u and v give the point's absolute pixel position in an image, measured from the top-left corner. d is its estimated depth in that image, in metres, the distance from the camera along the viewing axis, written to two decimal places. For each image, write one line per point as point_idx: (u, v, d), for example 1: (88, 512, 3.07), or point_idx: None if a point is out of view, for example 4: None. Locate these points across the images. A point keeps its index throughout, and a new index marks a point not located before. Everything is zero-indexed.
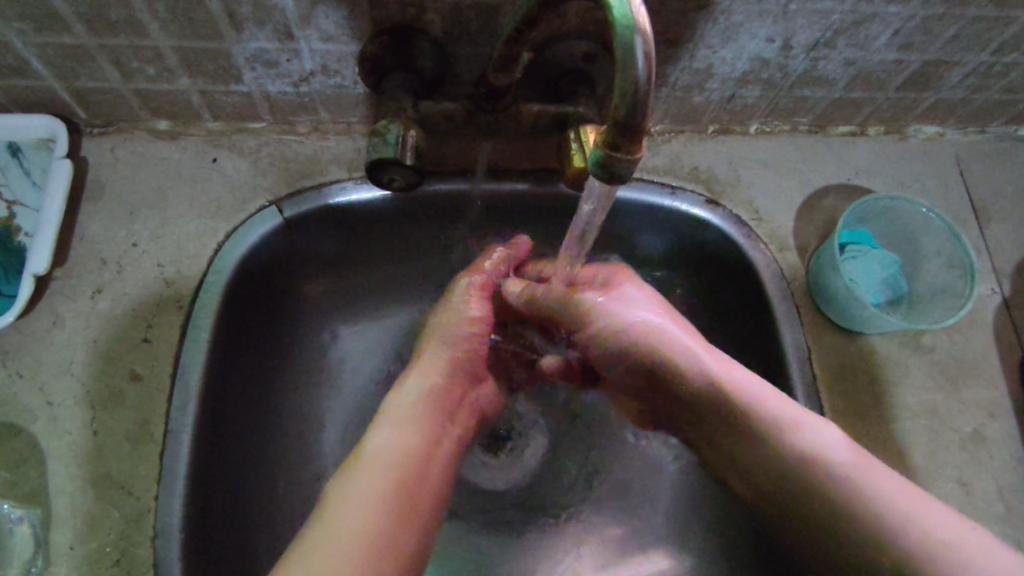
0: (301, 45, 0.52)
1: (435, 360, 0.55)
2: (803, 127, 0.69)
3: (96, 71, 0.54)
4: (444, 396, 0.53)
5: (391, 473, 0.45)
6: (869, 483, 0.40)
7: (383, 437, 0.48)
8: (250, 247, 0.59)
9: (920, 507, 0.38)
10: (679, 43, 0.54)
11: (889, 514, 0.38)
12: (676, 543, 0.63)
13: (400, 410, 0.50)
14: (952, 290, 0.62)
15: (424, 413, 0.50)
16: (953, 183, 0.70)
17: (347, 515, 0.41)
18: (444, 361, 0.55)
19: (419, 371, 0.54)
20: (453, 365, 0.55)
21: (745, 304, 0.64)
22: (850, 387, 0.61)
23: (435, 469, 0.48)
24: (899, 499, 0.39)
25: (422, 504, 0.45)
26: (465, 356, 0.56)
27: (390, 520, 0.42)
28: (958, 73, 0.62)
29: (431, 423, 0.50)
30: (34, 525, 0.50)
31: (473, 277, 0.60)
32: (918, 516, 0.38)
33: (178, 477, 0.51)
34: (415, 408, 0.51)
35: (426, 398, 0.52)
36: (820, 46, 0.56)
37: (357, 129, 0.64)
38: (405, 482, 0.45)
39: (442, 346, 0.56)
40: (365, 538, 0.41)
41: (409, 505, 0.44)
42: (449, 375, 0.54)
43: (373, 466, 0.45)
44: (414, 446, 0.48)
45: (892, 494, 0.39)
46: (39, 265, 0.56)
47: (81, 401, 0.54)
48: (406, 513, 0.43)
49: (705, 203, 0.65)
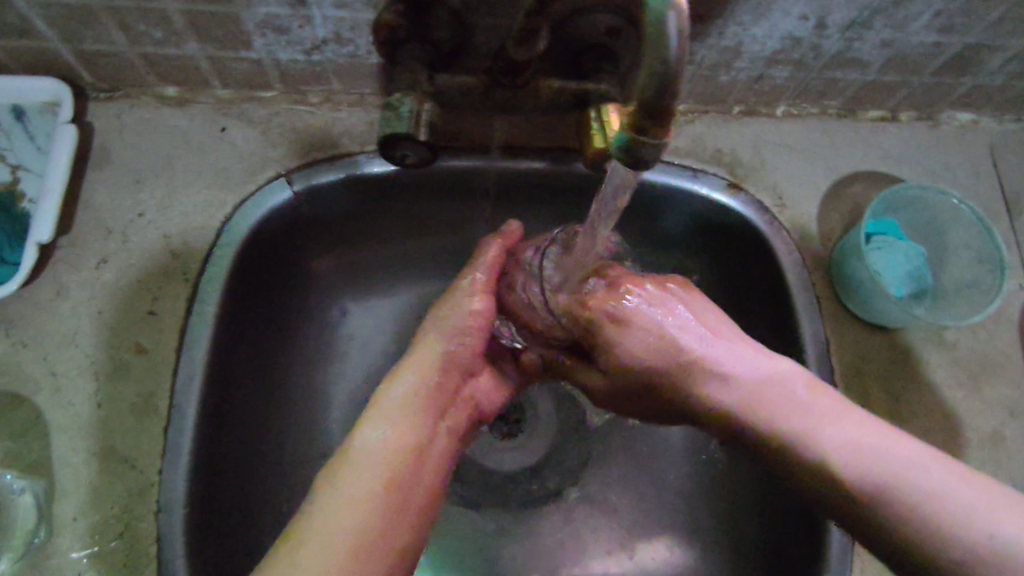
0: (314, 12, 0.50)
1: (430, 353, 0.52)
2: (831, 111, 0.67)
3: (102, 34, 0.53)
4: (436, 391, 0.51)
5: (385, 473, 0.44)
6: (902, 475, 0.38)
7: (376, 436, 0.46)
8: (259, 219, 0.58)
9: (955, 488, 0.38)
10: (708, 19, 0.52)
11: (935, 512, 0.37)
12: (684, 531, 0.63)
13: (390, 404, 0.48)
14: (979, 286, 0.60)
15: (417, 407, 0.49)
16: (987, 173, 0.67)
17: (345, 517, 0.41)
18: (437, 355, 0.52)
19: (415, 362, 0.51)
20: (448, 358, 0.52)
21: (764, 292, 0.62)
22: (869, 381, 0.59)
23: (428, 467, 0.47)
24: (932, 484, 0.38)
25: (413, 504, 0.44)
26: (462, 349, 0.53)
27: (387, 517, 0.42)
28: (1000, 58, 0.59)
29: (421, 416, 0.49)
30: (37, 495, 0.49)
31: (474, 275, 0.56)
32: (954, 501, 0.37)
33: (181, 452, 0.50)
34: (409, 403, 0.49)
35: (418, 393, 0.50)
36: (856, 26, 0.54)
37: (369, 101, 0.62)
38: (399, 478, 0.44)
39: (440, 334, 0.53)
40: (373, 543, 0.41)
41: (400, 506, 0.43)
42: (444, 368, 0.52)
43: (364, 466, 0.44)
44: (408, 446, 0.46)
45: (933, 482, 0.38)
46: (43, 233, 0.54)
47: (85, 372, 0.53)
48: (403, 512, 0.43)
49: (727, 187, 0.62)
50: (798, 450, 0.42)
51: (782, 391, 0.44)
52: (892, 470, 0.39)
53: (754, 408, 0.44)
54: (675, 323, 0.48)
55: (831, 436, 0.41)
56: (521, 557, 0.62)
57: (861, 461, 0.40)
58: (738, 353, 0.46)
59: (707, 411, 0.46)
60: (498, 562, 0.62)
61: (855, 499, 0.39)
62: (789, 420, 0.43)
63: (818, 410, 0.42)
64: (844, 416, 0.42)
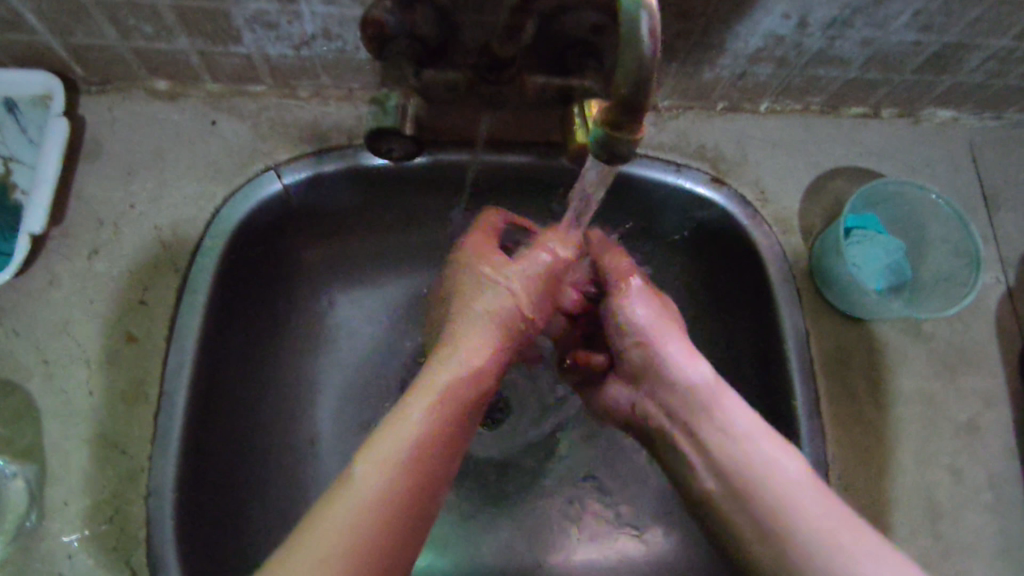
0: (302, 8, 0.51)
1: (472, 337, 0.51)
2: (814, 108, 0.68)
3: (93, 28, 0.53)
4: (478, 376, 0.50)
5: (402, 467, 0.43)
6: (800, 499, 0.41)
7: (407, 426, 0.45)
8: (249, 212, 0.59)
9: (853, 536, 0.39)
10: (692, 16, 0.53)
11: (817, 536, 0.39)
12: (666, 518, 0.64)
13: (423, 393, 0.47)
14: (955, 279, 0.62)
15: (450, 402, 0.47)
16: (966, 169, 0.69)
17: (348, 502, 0.40)
18: (486, 332, 0.52)
19: (465, 341, 0.51)
20: (494, 340, 0.52)
21: (745, 285, 0.63)
22: (847, 371, 0.60)
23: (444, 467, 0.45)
24: (828, 521, 0.40)
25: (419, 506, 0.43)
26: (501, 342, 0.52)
27: (388, 524, 0.41)
28: (978, 57, 0.60)
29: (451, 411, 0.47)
30: (28, 479, 0.50)
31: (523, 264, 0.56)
32: (842, 541, 0.39)
33: (171, 439, 0.51)
34: (443, 394, 0.47)
35: (460, 377, 0.49)
36: (837, 25, 0.55)
37: (358, 96, 0.63)
38: (416, 477, 0.43)
39: (483, 310, 0.53)
40: (360, 535, 0.39)
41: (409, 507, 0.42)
42: (484, 359, 0.51)
43: (386, 453, 0.43)
44: (430, 441, 0.45)
45: (831, 521, 0.40)
46: (35, 224, 0.55)
47: (78, 360, 0.54)
48: (405, 511, 0.42)
49: (710, 181, 0.63)
50: (719, 449, 0.46)
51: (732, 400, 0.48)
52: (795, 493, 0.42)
53: (707, 407, 0.48)
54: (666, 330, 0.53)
55: (757, 447, 0.45)
56: (507, 543, 0.64)
57: (774, 477, 0.43)
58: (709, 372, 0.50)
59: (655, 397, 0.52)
60: (484, 547, 0.63)
61: (752, 503, 0.43)
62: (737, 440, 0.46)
63: (769, 442, 0.45)
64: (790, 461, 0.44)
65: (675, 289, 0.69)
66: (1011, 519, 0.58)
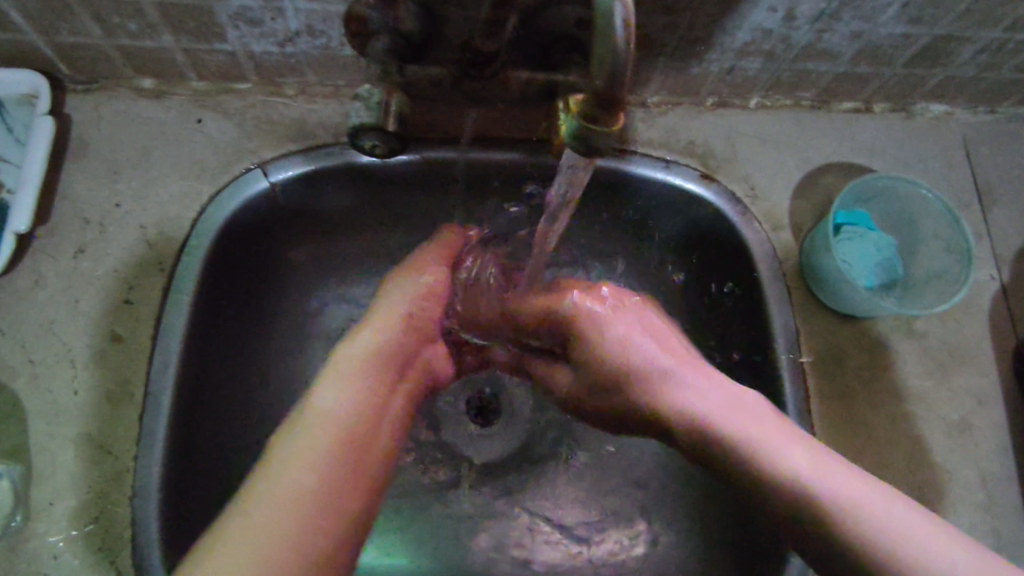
0: (284, 4, 0.51)
1: (386, 314, 0.54)
2: (805, 103, 0.67)
3: (77, 26, 0.53)
4: (396, 350, 0.52)
5: (338, 434, 0.45)
6: (855, 492, 0.41)
7: (329, 397, 0.47)
8: (235, 210, 0.59)
9: (906, 519, 0.40)
10: (677, 10, 0.52)
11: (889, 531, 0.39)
12: (657, 518, 0.64)
13: (344, 364, 0.49)
14: (947, 275, 0.61)
15: (369, 373, 0.50)
16: (959, 164, 0.68)
17: (282, 487, 0.41)
18: (400, 311, 0.55)
19: (375, 322, 0.53)
20: (409, 317, 0.55)
21: (735, 282, 0.63)
22: (838, 369, 0.60)
23: (381, 431, 0.48)
24: (881, 510, 0.40)
25: (363, 471, 0.45)
26: (417, 315, 0.55)
27: (330, 489, 0.43)
28: (969, 50, 0.59)
29: (374, 378, 0.50)
30: (13, 480, 0.50)
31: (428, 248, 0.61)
32: (911, 532, 0.39)
33: (157, 439, 0.51)
34: (359, 366, 0.50)
35: (376, 353, 0.51)
36: (824, 18, 0.54)
37: (345, 93, 0.63)
38: (348, 444, 0.45)
39: (400, 295, 0.56)
40: (306, 503, 0.41)
41: (353, 470, 0.44)
42: (401, 331, 0.53)
43: (318, 426, 0.45)
44: (358, 408, 0.47)
45: (878, 505, 0.40)
46: (20, 224, 0.55)
47: (62, 359, 0.54)
48: (348, 476, 0.44)
49: (699, 178, 0.63)
50: (757, 470, 0.44)
51: (760, 414, 0.47)
52: (841, 486, 0.41)
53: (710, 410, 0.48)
54: (654, 335, 0.55)
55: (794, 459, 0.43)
56: (496, 543, 0.63)
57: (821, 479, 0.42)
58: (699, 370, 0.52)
59: (674, 430, 0.50)
60: (473, 548, 0.63)
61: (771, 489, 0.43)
62: (744, 428, 0.46)
63: (773, 428, 0.46)
64: (797, 444, 0.44)
65: (665, 287, 0.69)
66: (1005, 518, 0.57)
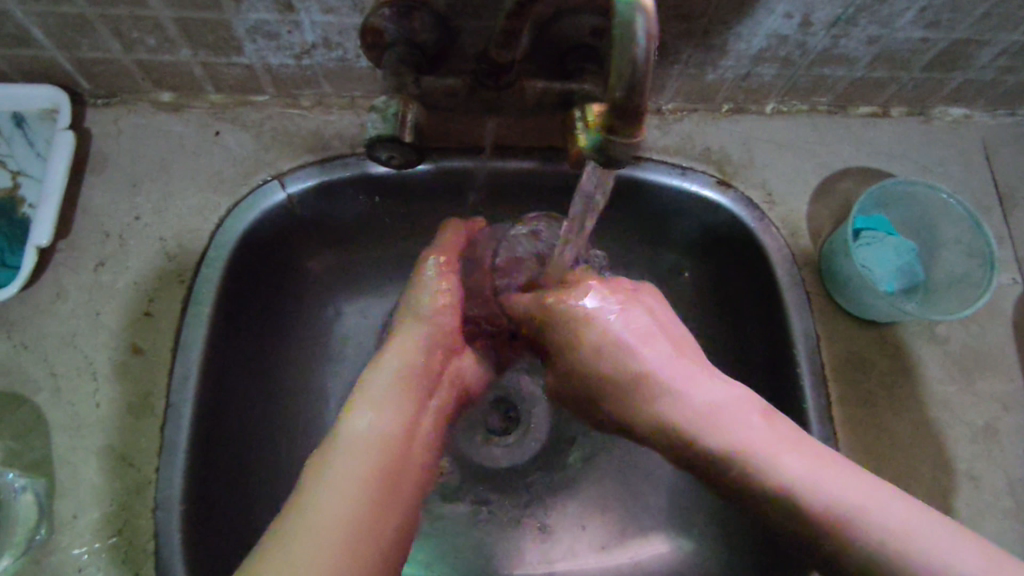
0: (301, 17, 0.51)
1: (410, 336, 0.52)
2: (821, 107, 0.67)
3: (96, 42, 0.54)
4: (421, 374, 0.50)
5: (373, 458, 0.44)
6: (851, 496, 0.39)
7: (363, 423, 0.46)
8: (253, 222, 0.59)
9: (902, 515, 0.38)
10: (692, 17, 0.52)
11: (877, 526, 0.37)
12: (676, 526, 0.63)
13: (371, 392, 0.48)
14: (969, 280, 0.60)
15: (402, 398, 0.48)
16: (979, 167, 0.67)
17: (323, 515, 0.40)
18: (419, 337, 0.52)
19: (396, 348, 0.51)
20: (428, 340, 0.53)
21: (753, 288, 0.62)
22: (859, 376, 0.59)
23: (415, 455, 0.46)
24: (889, 512, 0.38)
25: (399, 495, 0.43)
26: (435, 333, 0.53)
27: (368, 515, 0.41)
28: (988, 53, 0.59)
29: (408, 403, 0.48)
30: (38, 493, 0.50)
31: (440, 257, 0.58)
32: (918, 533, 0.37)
33: (178, 451, 0.51)
34: (390, 392, 0.48)
35: (401, 378, 0.49)
36: (841, 23, 0.54)
37: (361, 104, 0.63)
38: (378, 468, 0.43)
39: (416, 319, 0.54)
40: (342, 526, 0.40)
41: (390, 492, 0.43)
42: (426, 352, 0.52)
43: (352, 453, 0.44)
44: (393, 432, 0.46)
45: (872, 505, 0.38)
46: (41, 237, 0.56)
47: (84, 372, 0.54)
48: (388, 501, 0.43)
49: (716, 184, 0.63)
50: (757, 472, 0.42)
51: (748, 415, 0.44)
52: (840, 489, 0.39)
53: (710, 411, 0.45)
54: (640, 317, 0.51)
55: (790, 463, 0.41)
56: (514, 552, 0.63)
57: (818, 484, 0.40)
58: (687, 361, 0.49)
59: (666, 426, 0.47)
60: (492, 557, 0.63)
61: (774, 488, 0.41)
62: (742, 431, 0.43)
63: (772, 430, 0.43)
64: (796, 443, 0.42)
65: (682, 294, 0.69)
66: None
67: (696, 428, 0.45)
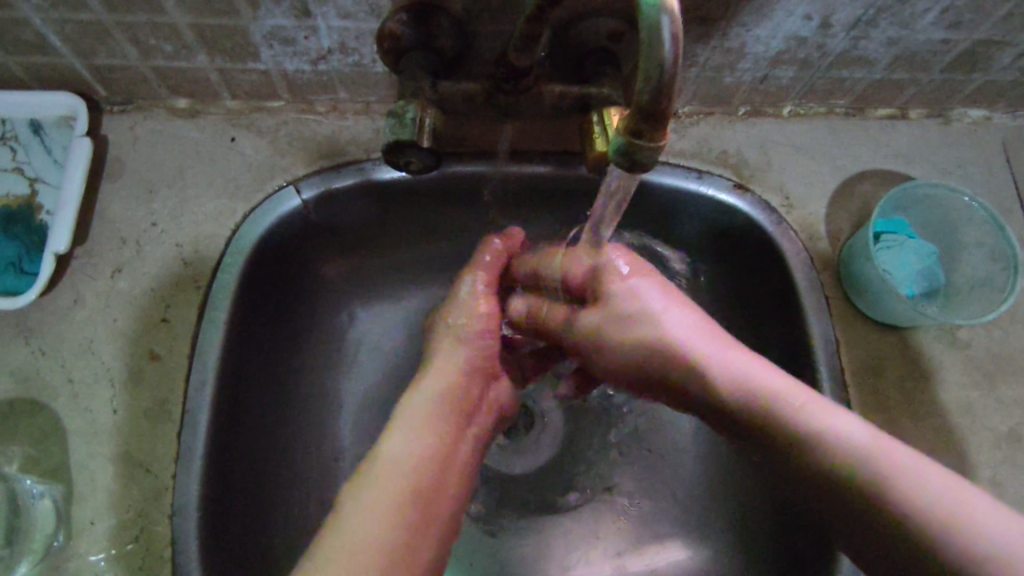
0: (318, 23, 0.51)
1: (453, 354, 0.54)
2: (839, 110, 0.66)
3: (114, 48, 0.54)
4: (463, 396, 0.51)
5: (415, 474, 0.44)
6: (902, 469, 0.38)
7: (403, 440, 0.46)
8: (269, 227, 0.59)
9: (951, 492, 0.37)
10: (710, 20, 0.52)
11: (922, 500, 0.36)
12: (694, 533, 0.63)
13: (414, 410, 0.49)
14: (992, 284, 0.60)
15: (443, 416, 0.49)
16: (1000, 169, 0.66)
17: (360, 528, 0.40)
18: (462, 357, 0.54)
19: (439, 371, 0.52)
20: (469, 363, 0.54)
21: (772, 293, 0.62)
22: (880, 381, 0.59)
23: (456, 471, 0.47)
24: (933, 487, 0.37)
25: (443, 510, 0.44)
26: (480, 351, 0.55)
27: (408, 530, 0.41)
28: (1010, 54, 0.58)
29: (451, 421, 0.49)
30: (56, 499, 0.50)
31: (477, 275, 0.59)
32: (963, 508, 0.36)
33: (194, 457, 0.51)
34: (432, 409, 0.49)
35: (446, 399, 0.50)
36: (861, 25, 0.53)
37: (376, 109, 0.63)
38: (421, 488, 0.44)
39: (459, 340, 0.55)
40: (358, 544, 0.39)
41: (434, 509, 0.44)
42: (469, 372, 0.53)
43: (393, 467, 0.44)
44: (435, 449, 0.46)
45: (921, 479, 0.37)
46: (59, 243, 0.55)
47: (101, 379, 0.54)
48: (428, 516, 0.43)
49: (733, 188, 0.62)
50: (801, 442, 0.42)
51: (794, 387, 0.44)
52: (889, 461, 0.38)
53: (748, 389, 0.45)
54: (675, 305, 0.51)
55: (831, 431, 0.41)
56: (530, 558, 0.63)
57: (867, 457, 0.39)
58: (726, 344, 0.48)
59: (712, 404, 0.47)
60: (507, 564, 0.62)
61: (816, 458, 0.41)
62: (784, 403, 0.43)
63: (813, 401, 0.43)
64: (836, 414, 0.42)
65: (698, 298, 0.68)
66: None
67: (738, 392, 0.45)
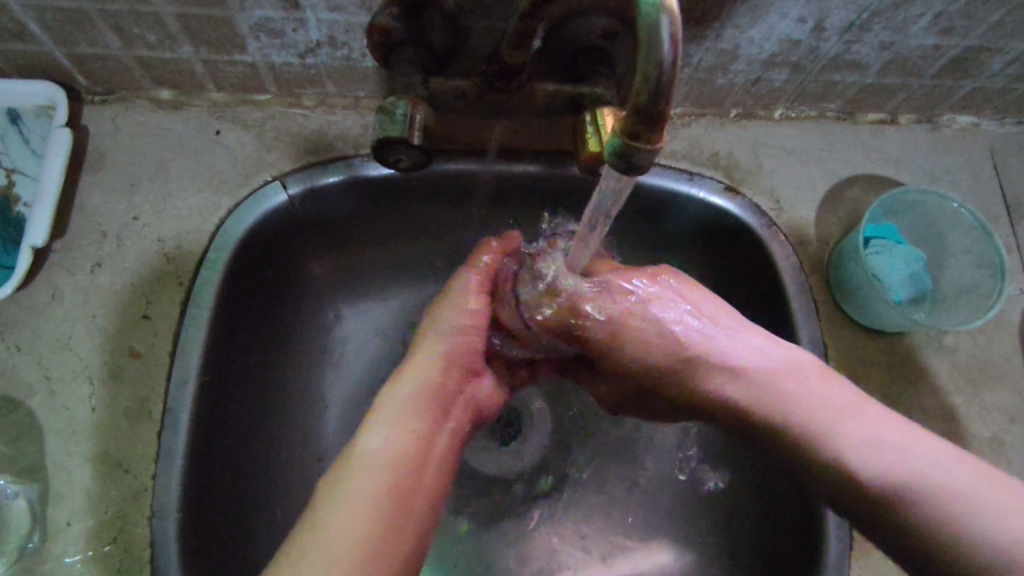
0: (307, 15, 0.50)
1: (432, 349, 0.52)
2: (830, 113, 0.66)
3: (95, 37, 0.53)
4: (441, 391, 0.49)
5: (385, 473, 0.43)
6: (916, 469, 0.39)
7: (376, 439, 0.45)
8: (253, 223, 0.58)
9: (966, 476, 0.39)
10: (705, 21, 0.51)
11: (938, 498, 0.38)
12: (680, 534, 0.63)
13: (388, 409, 0.47)
14: (979, 290, 0.60)
15: (416, 412, 0.47)
16: (987, 176, 0.67)
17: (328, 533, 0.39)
18: (442, 350, 0.52)
19: (415, 368, 0.50)
20: (449, 356, 0.51)
21: (760, 295, 0.62)
22: (866, 385, 0.59)
23: (430, 470, 0.45)
24: (949, 478, 0.39)
25: (412, 510, 0.42)
26: (464, 348, 0.52)
27: (375, 532, 0.40)
28: (1000, 61, 0.58)
29: (424, 417, 0.47)
30: (31, 500, 0.49)
31: (471, 275, 0.56)
32: (979, 497, 0.37)
33: (175, 457, 0.50)
34: (406, 404, 0.48)
35: (419, 393, 0.48)
36: (854, 29, 0.53)
37: (365, 104, 0.62)
38: (392, 490, 0.42)
39: (438, 336, 0.53)
40: (353, 548, 0.39)
41: (403, 509, 0.42)
42: (448, 365, 0.51)
43: (366, 469, 0.43)
44: (404, 448, 0.45)
45: (940, 470, 0.39)
46: (38, 236, 0.54)
47: (79, 376, 0.53)
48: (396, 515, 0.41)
49: (724, 190, 0.62)
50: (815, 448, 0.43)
51: (811, 397, 0.44)
52: (903, 459, 0.40)
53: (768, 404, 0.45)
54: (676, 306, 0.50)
55: (848, 434, 0.42)
56: (516, 561, 0.62)
57: (888, 463, 0.40)
58: (735, 349, 0.48)
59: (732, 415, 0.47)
60: (493, 566, 0.62)
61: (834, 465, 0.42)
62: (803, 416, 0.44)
63: (833, 406, 0.43)
64: (856, 415, 0.43)
65: None
66: None
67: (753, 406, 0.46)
